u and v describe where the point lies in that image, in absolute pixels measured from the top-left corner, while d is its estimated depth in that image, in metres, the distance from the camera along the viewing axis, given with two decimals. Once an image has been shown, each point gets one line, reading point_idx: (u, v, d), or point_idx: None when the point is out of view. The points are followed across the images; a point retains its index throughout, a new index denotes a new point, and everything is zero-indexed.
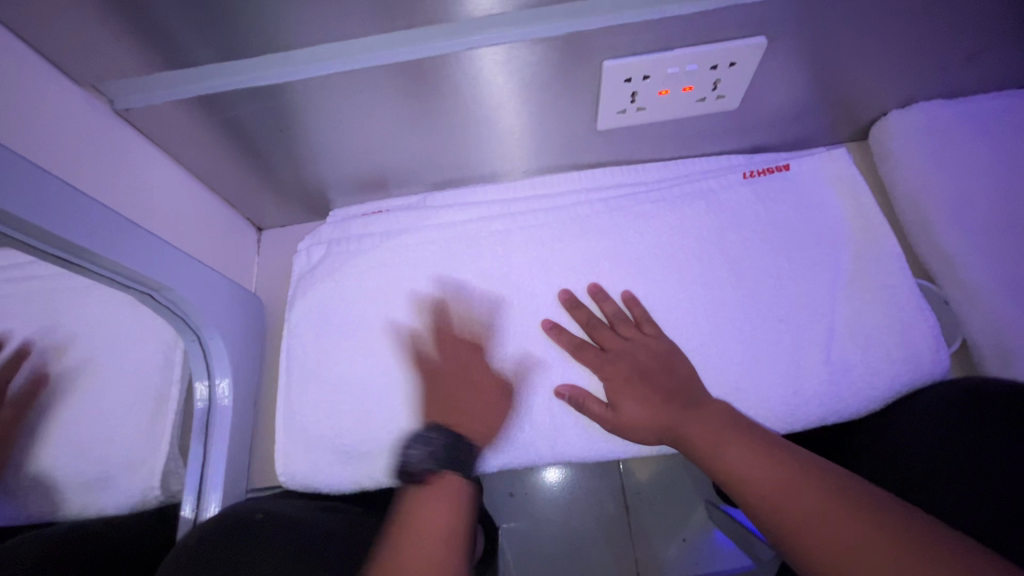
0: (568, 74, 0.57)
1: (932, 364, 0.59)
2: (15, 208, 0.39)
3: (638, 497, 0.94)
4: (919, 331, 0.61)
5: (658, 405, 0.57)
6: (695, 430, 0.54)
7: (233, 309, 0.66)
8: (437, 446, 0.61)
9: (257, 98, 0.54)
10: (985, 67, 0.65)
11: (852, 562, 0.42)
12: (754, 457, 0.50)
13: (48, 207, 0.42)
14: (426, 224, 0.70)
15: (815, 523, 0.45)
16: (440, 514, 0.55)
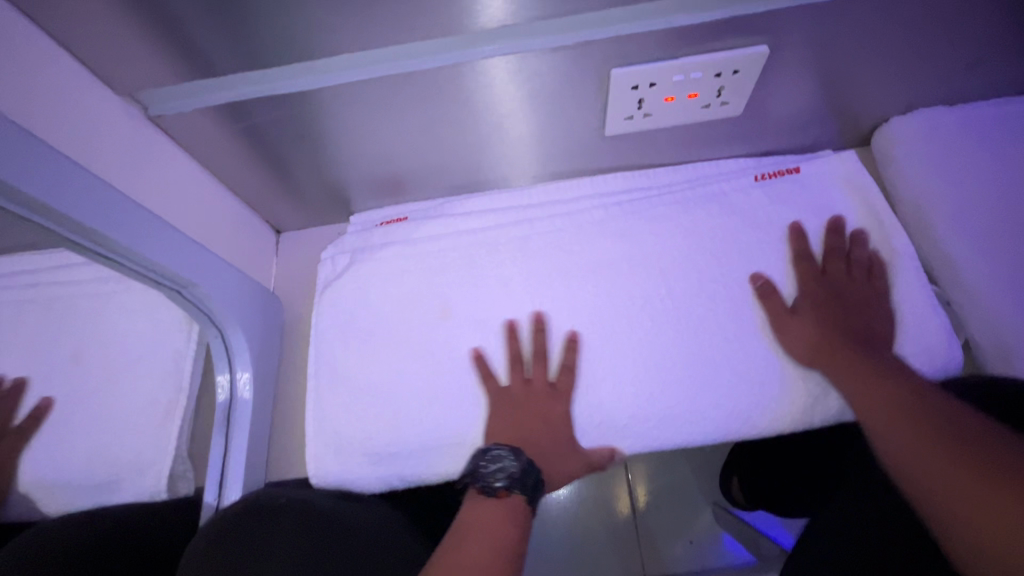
0: (579, 81, 0.59)
1: (944, 360, 0.62)
2: (49, 197, 0.41)
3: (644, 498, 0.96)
4: (930, 328, 0.63)
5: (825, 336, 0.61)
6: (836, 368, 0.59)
7: (256, 307, 0.68)
8: (523, 475, 0.56)
9: (280, 105, 0.57)
10: (986, 75, 0.67)
11: (922, 475, 0.46)
12: (880, 386, 0.54)
13: (80, 199, 0.44)
14: (447, 233, 0.72)
15: (905, 444, 0.48)
16: (500, 523, 0.54)
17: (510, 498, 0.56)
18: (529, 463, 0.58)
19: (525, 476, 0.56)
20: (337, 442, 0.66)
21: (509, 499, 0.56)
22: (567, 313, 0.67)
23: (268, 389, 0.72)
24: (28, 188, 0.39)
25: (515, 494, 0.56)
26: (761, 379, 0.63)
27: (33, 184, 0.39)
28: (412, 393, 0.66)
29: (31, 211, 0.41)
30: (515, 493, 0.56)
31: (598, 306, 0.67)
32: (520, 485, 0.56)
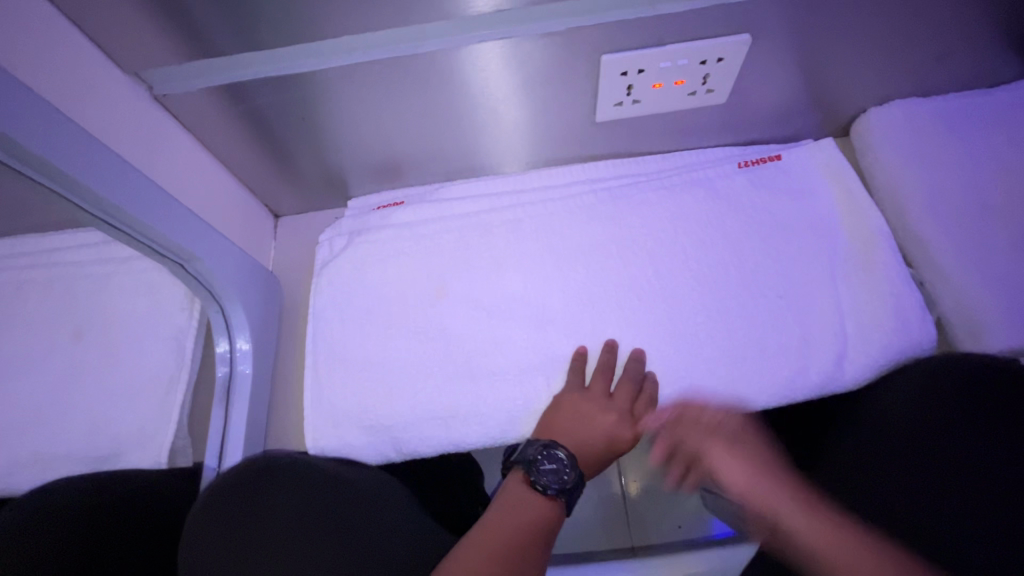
0: (571, 67, 0.62)
1: (919, 333, 0.65)
2: (46, 152, 0.42)
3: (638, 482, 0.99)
4: (907, 306, 0.65)
5: (750, 471, 0.59)
6: (761, 493, 0.57)
7: (256, 284, 0.70)
8: (572, 488, 0.57)
9: (280, 86, 0.59)
10: (956, 67, 0.70)
11: None
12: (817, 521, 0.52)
13: (78, 157, 0.45)
14: (442, 216, 0.74)
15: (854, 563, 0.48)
16: (539, 521, 0.54)
17: (555, 504, 0.56)
18: (580, 478, 0.58)
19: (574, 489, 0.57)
20: (333, 417, 0.68)
21: (551, 505, 0.56)
22: (559, 293, 0.69)
23: (267, 367, 0.73)
24: (25, 141, 0.40)
25: (561, 500, 0.56)
26: (745, 359, 0.65)
27: (31, 138, 0.41)
28: (407, 370, 0.68)
29: (26, 163, 0.42)
30: (560, 503, 0.56)
31: (589, 285, 0.69)
32: (566, 493, 0.57)
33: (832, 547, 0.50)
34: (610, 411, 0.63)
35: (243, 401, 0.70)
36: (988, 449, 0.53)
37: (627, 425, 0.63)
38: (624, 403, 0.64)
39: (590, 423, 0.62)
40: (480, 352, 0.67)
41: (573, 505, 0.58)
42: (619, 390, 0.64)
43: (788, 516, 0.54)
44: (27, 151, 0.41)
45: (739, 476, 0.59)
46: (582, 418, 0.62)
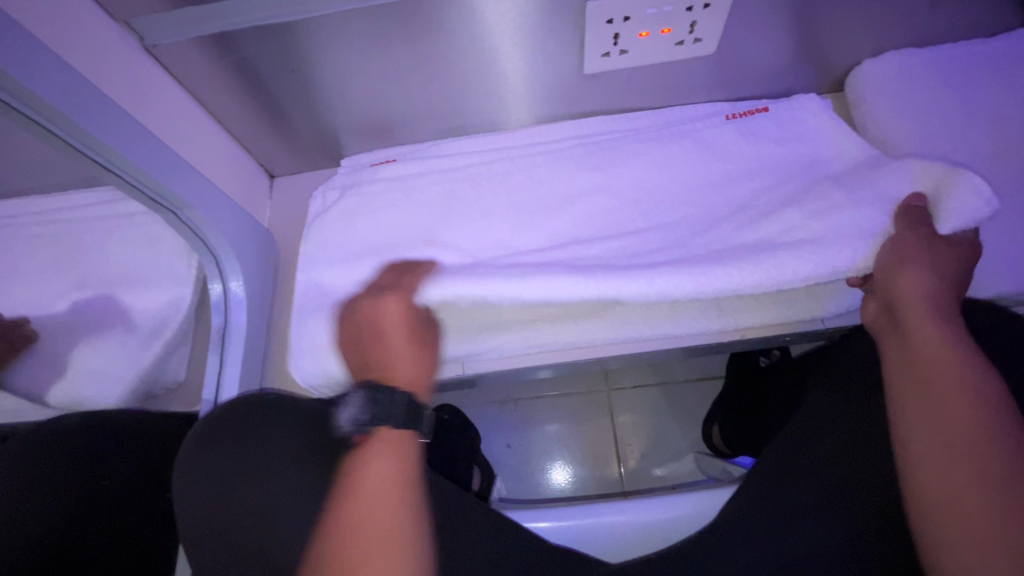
0: (557, 15, 0.61)
1: None
2: (34, 85, 0.43)
3: (626, 433, 1.08)
4: None
5: (921, 311, 0.56)
6: (919, 344, 0.54)
7: (250, 239, 0.71)
8: (372, 411, 0.60)
9: (267, 35, 0.59)
10: (948, 16, 0.69)
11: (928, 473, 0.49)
12: (928, 390, 0.52)
13: (66, 92, 0.46)
14: (431, 171, 0.76)
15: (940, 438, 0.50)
16: (388, 472, 0.58)
17: (375, 436, 0.61)
18: (371, 392, 0.61)
19: (379, 412, 0.60)
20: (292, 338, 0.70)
21: (374, 435, 0.61)
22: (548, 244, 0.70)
23: (261, 319, 0.75)
24: (17, 76, 0.42)
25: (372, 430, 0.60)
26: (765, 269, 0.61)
27: (18, 69, 0.42)
28: (396, 320, 0.69)
29: (15, 97, 0.43)
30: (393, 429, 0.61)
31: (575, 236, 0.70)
32: (375, 418, 0.60)
33: (947, 425, 0.51)
34: (381, 302, 0.64)
35: (240, 349, 0.70)
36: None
37: (394, 311, 0.64)
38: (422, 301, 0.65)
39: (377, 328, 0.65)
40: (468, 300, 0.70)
41: (411, 413, 0.62)
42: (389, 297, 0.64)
43: (925, 379, 0.53)
44: (17, 83, 0.42)
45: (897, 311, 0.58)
46: (368, 328, 0.66)
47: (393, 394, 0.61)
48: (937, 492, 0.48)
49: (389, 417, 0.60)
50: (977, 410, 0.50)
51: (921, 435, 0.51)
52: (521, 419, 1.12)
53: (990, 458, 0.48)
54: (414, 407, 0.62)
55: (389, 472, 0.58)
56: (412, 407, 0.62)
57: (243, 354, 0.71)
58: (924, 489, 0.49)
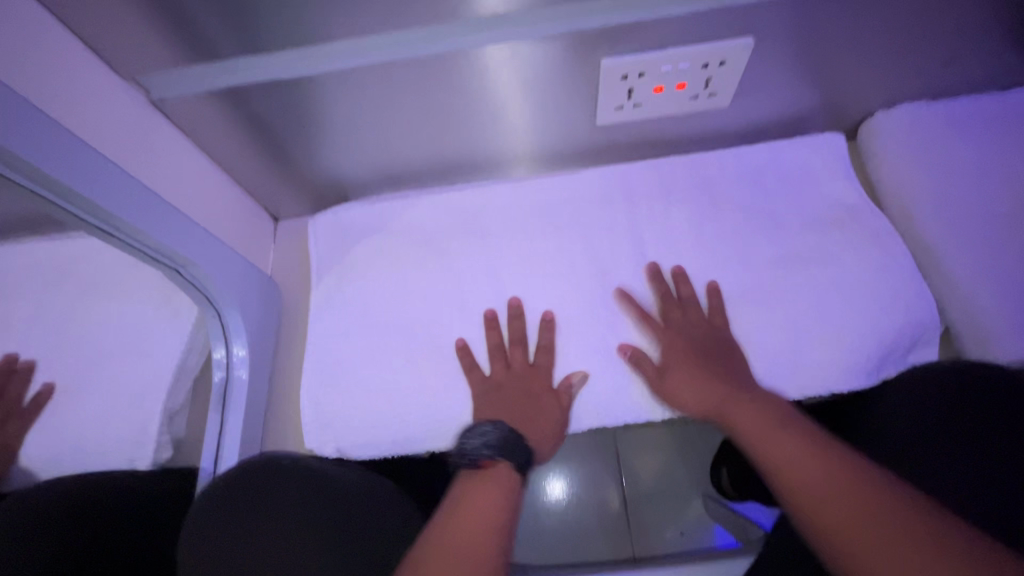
0: (571, 70, 0.61)
1: (920, 321, 0.66)
2: (37, 159, 0.42)
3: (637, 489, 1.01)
4: (903, 302, 0.66)
5: (739, 409, 0.59)
6: (740, 419, 0.59)
7: (253, 292, 0.69)
8: None
9: (278, 90, 0.58)
10: (963, 70, 0.69)
11: (851, 543, 0.46)
12: (804, 451, 0.53)
13: (68, 162, 0.45)
14: (435, 216, 0.75)
15: (805, 477, 0.51)
16: None
17: (494, 471, 0.57)
18: None
19: (501, 445, 0.58)
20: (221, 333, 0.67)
21: None
22: (558, 295, 0.70)
23: (263, 372, 0.72)
24: (20, 152, 0.40)
25: None
26: (780, 308, 0.67)
27: (21, 147, 0.41)
28: (407, 378, 0.68)
29: (17, 171, 0.42)
30: (500, 463, 0.58)
31: (586, 291, 0.70)
32: (500, 450, 0.58)
33: (771, 451, 0.55)
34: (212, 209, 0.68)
35: (241, 406, 0.68)
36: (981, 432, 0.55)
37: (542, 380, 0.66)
38: (461, 293, 0.70)
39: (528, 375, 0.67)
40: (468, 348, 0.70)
41: None
42: (513, 350, 0.68)
43: (763, 447, 0.56)
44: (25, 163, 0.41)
45: (733, 415, 0.59)
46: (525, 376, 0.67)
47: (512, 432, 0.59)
48: (840, 529, 0.47)
49: (512, 456, 0.58)
50: (806, 452, 0.53)
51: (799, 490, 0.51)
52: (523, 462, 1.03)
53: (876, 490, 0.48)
54: (523, 447, 0.59)
55: (490, 508, 0.54)
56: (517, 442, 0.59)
57: (245, 412, 0.68)
58: (846, 533, 0.47)
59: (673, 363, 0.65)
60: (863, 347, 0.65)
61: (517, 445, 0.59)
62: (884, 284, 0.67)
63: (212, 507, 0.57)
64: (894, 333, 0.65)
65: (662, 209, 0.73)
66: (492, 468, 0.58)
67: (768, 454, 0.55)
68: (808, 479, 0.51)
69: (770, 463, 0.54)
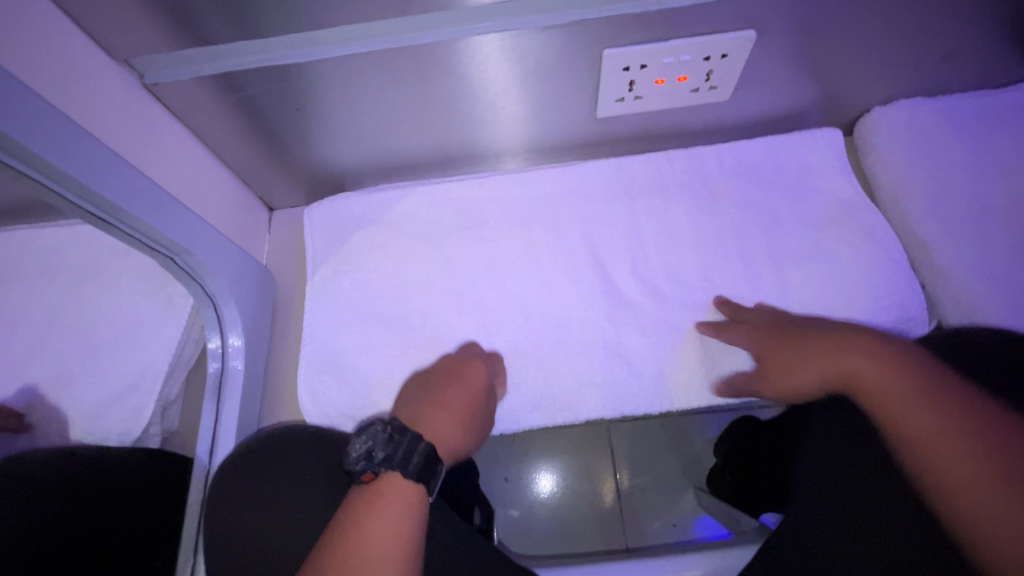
0: (574, 60, 0.60)
1: (913, 315, 0.67)
2: (34, 144, 0.41)
3: (631, 483, 0.97)
4: (897, 297, 0.67)
5: (870, 369, 0.54)
6: (874, 379, 0.53)
7: (248, 282, 0.68)
8: None
9: (278, 76, 0.57)
10: (959, 67, 0.70)
11: (937, 462, 0.48)
12: (896, 378, 0.52)
13: (60, 145, 0.43)
14: (431, 205, 0.74)
15: (899, 402, 0.51)
16: None
17: (381, 483, 0.54)
18: None
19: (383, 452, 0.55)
20: (219, 322, 0.66)
21: None
22: (557, 287, 0.70)
23: (260, 363, 0.71)
24: (17, 137, 0.40)
25: None
26: (778, 300, 0.68)
27: (21, 133, 0.40)
28: (406, 369, 0.68)
29: (9, 154, 0.41)
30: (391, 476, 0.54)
31: (584, 283, 0.70)
32: (387, 458, 0.55)
33: (858, 374, 0.54)
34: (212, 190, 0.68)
35: (237, 398, 0.67)
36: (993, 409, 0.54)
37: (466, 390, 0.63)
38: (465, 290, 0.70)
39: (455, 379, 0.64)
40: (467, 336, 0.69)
41: None
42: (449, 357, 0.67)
43: (894, 411, 0.51)
44: (22, 148, 0.40)
45: (861, 374, 0.54)
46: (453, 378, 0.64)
47: (406, 431, 0.56)
48: (969, 499, 0.46)
49: (403, 463, 0.55)
50: (957, 424, 0.48)
51: (889, 411, 0.52)
52: (509, 453, 0.99)
53: (970, 414, 0.49)
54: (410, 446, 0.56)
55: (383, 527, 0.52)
56: (413, 447, 0.56)
57: (241, 404, 0.68)
58: (976, 503, 0.46)
59: (766, 352, 0.62)
60: None
61: (410, 451, 0.56)
62: (879, 278, 0.68)
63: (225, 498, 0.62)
64: (887, 326, 0.66)
65: (663, 202, 0.73)
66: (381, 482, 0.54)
67: (858, 379, 0.54)
68: (945, 453, 0.48)
69: (860, 385, 0.54)
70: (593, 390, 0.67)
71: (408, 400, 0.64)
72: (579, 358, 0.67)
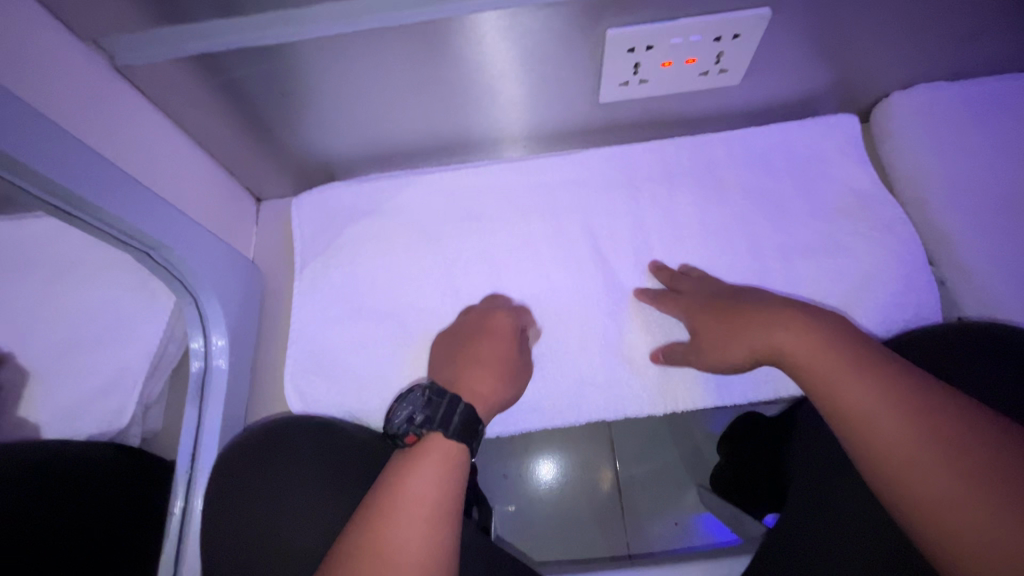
0: (575, 41, 0.56)
1: (930, 312, 0.63)
2: None
3: (632, 481, 0.94)
4: (914, 293, 0.64)
5: (798, 342, 0.50)
6: (806, 352, 0.49)
7: (232, 277, 0.65)
8: None
9: (257, 57, 0.53)
10: (985, 48, 0.65)
11: (910, 477, 0.41)
12: (861, 381, 0.46)
13: (17, 133, 0.40)
14: (424, 196, 0.70)
15: (865, 408, 0.45)
16: None
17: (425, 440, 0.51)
18: None
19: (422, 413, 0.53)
20: (202, 319, 0.63)
21: None
22: (556, 282, 0.67)
23: (246, 361, 0.68)
24: None
25: None
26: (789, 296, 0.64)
27: None
28: (398, 368, 0.65)
29: None
30: (434, 434, 0.51)
31: (585, 277, 0.67)
32: (429, 420, 0.52)
33: (822, 375, 0.48)
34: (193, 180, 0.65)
35: (221, 399, 0.64)
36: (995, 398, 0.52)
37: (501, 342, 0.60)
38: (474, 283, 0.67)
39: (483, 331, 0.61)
40: None
41: None
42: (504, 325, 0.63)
43: (858, 419, 0.45)
44: None
45: (794, 347, 0.50)
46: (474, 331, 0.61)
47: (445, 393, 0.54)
48: (899, 467, 0.42)
49: (444, 424, 0.52)
50: (880, 389, 0.45)
51: (854, 418, 0.45)
52: (507, 450, 0.96)
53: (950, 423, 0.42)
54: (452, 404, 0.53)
55: (424, 477, 0.49)
56: (451, 410, 0.53)
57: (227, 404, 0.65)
58: (905, 470, 0.42)
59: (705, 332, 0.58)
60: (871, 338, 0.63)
61: (452, 410, 0.53)
62: (896, 273, 0.64)
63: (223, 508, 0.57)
64: (903, 323, 0.63)
65: (668, 192, 0.69)
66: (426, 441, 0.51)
67: (820, 383, 0.48)
68: (914, 467, 0.41)
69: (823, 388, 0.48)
70: (595, 390, 0.64)
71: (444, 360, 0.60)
72: (579, 357, 0.64)
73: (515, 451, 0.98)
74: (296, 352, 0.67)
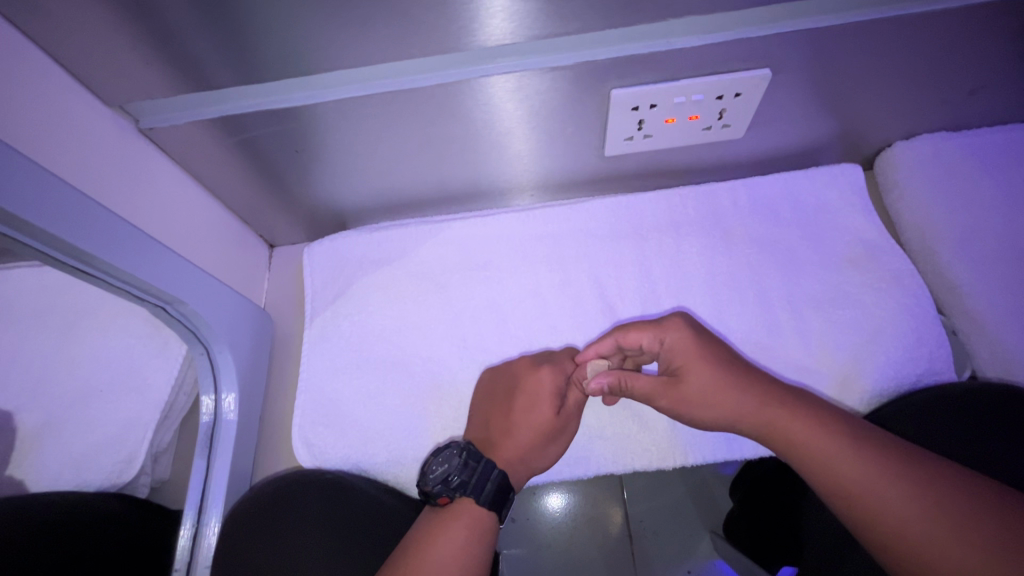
0: (581, 100, 0.58)
1: (941, 363, 0.63)
2: (23, 210, 0.40)
3: (642, 526, 0.91)
4: (925, 344, 0.63)
5: (784, 417, 0.50)
6: (798, 428, 0.50)
7: (242, 326, 0.66)
8: None
9: (272, 120, 0.56)
10: (986, 102, 0.66)
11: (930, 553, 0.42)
12: (856, 457, 0.47)
13: (45, 202, 0.41)
14: (433, 244, 0.72)
15: (862, 483, 0.46)
16: None
17: (458, 507, 0.53)
18: None
19: (453, 477, 0.54)
20: (213, 369, 0.64)
21: None
22: (564, 330, 0.67)
23: (253, 409, 0.69)
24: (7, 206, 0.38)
25: None
26: (798, 346, 0.64)
27: (6, 199, 0.38)
28: (404, 417, 0.65)
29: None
30: (466, 501, 0.53)
31: (592, 327, 0.67)
32: (464, 485, 0.54)
33: (820, 455, 0.48)
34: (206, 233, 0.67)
35: (229, 449, 0.64)
36: (989, 446, 0.51)
37: (543, 412, 0.57)
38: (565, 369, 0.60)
39: (533, 401, 0.58)
40: (471, 381, 0.66)
41: None
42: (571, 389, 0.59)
43: (865, 499, 0.45)
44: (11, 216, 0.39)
45: (786, 424, 0.50)
46: (526, 396, 0.59)
47: (489, 468, 0.54)
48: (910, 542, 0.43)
49: (477, 491, 0.53)
50: (868, 461, 0.46)
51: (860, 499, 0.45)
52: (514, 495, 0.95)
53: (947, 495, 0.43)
54: (499, 489, 0.54)
55: (471, 536, 0.52)
56: (482, 478, 0.54)
57: (233, 454, 0.65)
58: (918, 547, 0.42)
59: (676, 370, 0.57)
60: (884, 389, 0.62)
61: (486, 478, 0.54)
62: (905, 324, 0.64)
63: (221, 559, 0.56)
64: (914, 375, 0.62)
65: (673, 242, 0.70)
66: (460, 506, 0.53)
67: (819, 462, 0.48)
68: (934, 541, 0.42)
69: (824, 469, 0.47)
70: (602, 442, 0.63)
71: (486, 412, 0.61)
72: (586, 411, 0.64)
73: (523, 494, 0.96)
74: (303, 400, 0.68)
